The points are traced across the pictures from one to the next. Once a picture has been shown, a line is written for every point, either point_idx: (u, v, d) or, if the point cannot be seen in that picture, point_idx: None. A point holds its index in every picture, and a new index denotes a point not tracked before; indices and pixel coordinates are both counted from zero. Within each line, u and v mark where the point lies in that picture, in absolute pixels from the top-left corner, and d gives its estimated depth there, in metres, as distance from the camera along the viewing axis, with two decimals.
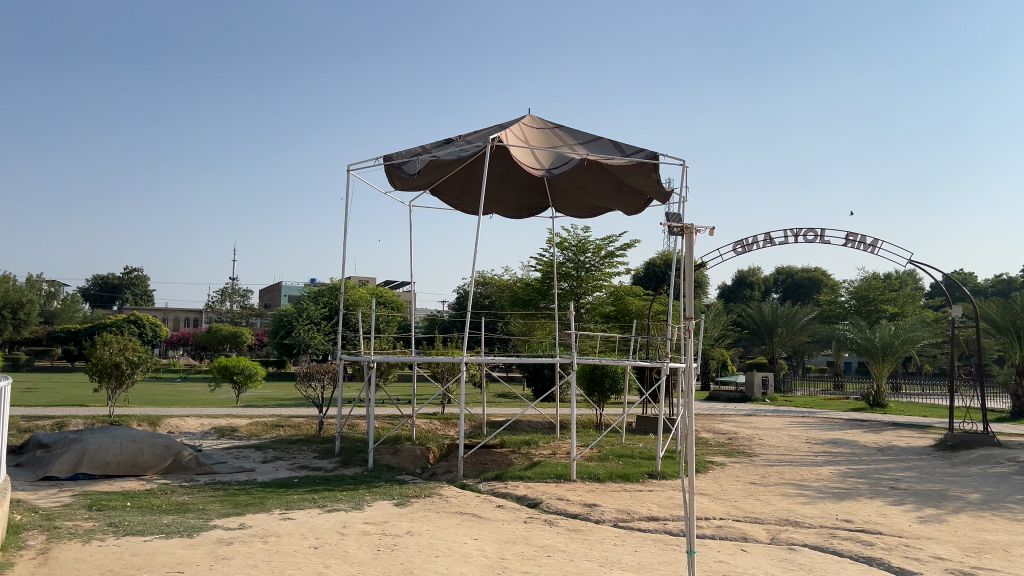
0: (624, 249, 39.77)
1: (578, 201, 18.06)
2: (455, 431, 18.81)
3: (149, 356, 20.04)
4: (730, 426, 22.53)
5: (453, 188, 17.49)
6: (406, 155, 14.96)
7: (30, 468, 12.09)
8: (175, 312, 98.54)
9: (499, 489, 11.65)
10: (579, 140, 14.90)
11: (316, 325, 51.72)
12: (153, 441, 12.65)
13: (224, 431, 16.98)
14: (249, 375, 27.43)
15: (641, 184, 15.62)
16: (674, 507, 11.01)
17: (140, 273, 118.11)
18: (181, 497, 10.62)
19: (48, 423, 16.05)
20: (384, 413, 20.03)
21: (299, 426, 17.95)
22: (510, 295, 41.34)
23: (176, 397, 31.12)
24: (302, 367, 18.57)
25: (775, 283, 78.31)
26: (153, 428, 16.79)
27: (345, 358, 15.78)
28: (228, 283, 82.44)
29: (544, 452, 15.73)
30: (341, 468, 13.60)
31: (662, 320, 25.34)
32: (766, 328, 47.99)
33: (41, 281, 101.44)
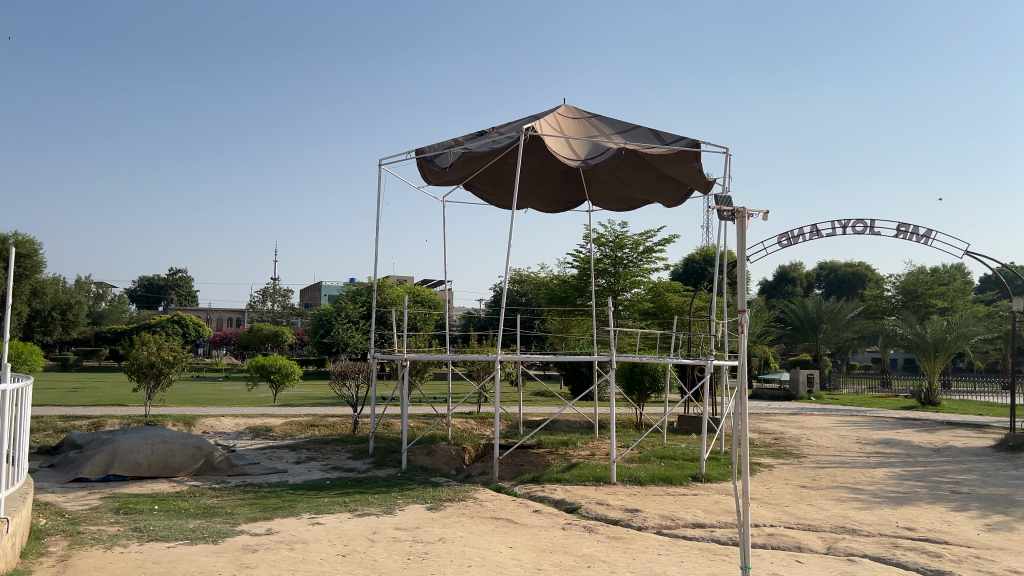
0: (664, 245, 39.04)
1: (615, 193, 17.54)
2: (491, 430, 18.40)
3: (186, 356, 19.99)
4: (776, 425, 21.77)
5: (487, 182, 17.09)
6: (438, 149, 14.58)
7: (62, 469, 11.96)
8: (219, 312, 100.01)
9: (536, 493, 11.19)
10: (616, 129, 14.38)
11: (355, 324, 51.82)
12: (185, 442, 12.44)
13: (258, 430, 16.78)
14: (286, 374, 27.35)
15: (682, 173, 15.05)
16: (721, 512, 10.44)
17: (184, 274, 120.14)
18: (210, 500, 10.36)
19: (85, 423, 16.02)
20: (419, 412, 19.70)
21: (333, 425, 17.68)
22: (547, 292, 40.84)
23: (216, 396, 31.21)
24: (335, 365, 18.28)
25: (818, 279, 76.60)
26: (188, 428, 16.67)
27: (379, 356, 15.42)
28: (269, 283, 83.35)
29: (583, 454, 15.23)
30: (374, 469, 13.27)
31: (704, 316, 24.64)
32: (810, 324, 46.77)
33: (89, 283, 103.82)
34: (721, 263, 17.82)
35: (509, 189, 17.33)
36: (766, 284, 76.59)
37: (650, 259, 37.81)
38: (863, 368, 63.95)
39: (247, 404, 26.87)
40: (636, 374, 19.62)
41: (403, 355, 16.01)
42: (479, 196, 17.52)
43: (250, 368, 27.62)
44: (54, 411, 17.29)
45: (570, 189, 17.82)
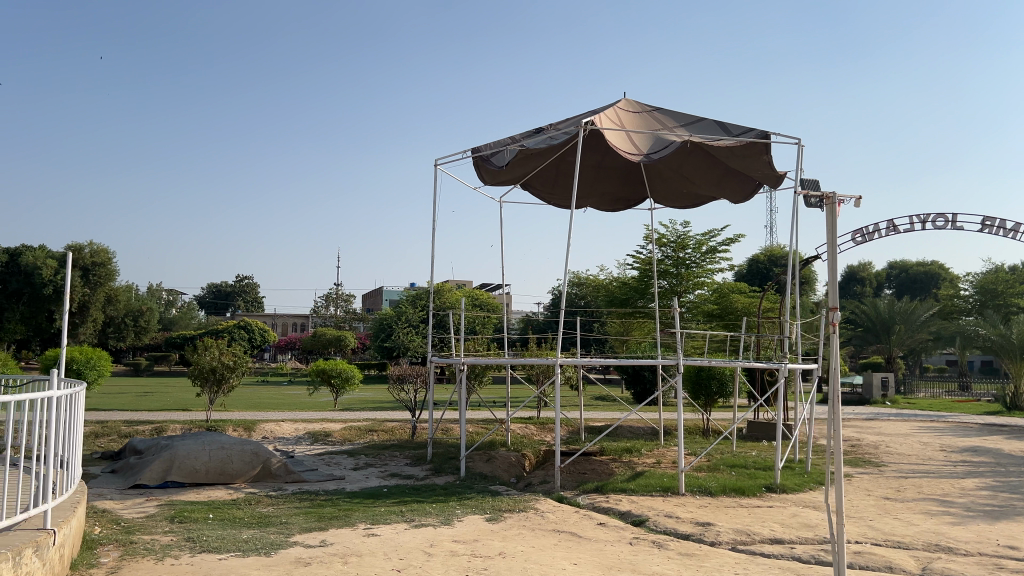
0: (727, 245, 37.99)
1: (678, 189, 16.90)
2: (551, 436, 17.92)
3: (247, 360, 20.08)
4: (851, 431, 20.69)
5: (545, 182, 16.64)
6: (494, 147, 14.19)
7: (122, 475, 11.95)
8: (284, 317, 102.01)
9: (600, 504, 10.66)
10: (681, 122, 13.79)
11: (415, 328, 51.95)
12: (242, 448, 12.31)
13: (317, 436, 16.63)
14: (346, 379, 27.32)
15: (750, 167, 14.34)
16: (800, 527, 9.72)
17: (250, 280, 123.04)
18: (265, 509, 10.14)
19: (148, 428, 16.13)
20: (478, 417, 19.32)
21: (392, 430, 17.42)
22: (608, 295, 40.12)
23: (278, 400, 31.48)
24: (393, 369, 18.02)
25: (888, 278, 73.81)
26: (248, 433, 16.64)
27: (436, 361, 15.09)
28: (332, 288, 84.56)
29: (649, 462, 14.59)
30: (432, 476, 12.90)
31: (773, 317, 23.65)
32: (882, 325, 44.89)
33: (161, 290, 107.21)
34: (795, 264, 16.83)
35: (568, 187, 16.84)
36: (835, 284, 74.15)
37: (713, 259, 36.80)
38: (939, 370, 61.26)
39: (308, 408, 26.97)
40: (701, 378, 18.91)
41: (461, 359, 15.65)
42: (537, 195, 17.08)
43: (311, 372, 27.72)
44: (120, 416, 17.52)
45: (631, 186, 17.24)
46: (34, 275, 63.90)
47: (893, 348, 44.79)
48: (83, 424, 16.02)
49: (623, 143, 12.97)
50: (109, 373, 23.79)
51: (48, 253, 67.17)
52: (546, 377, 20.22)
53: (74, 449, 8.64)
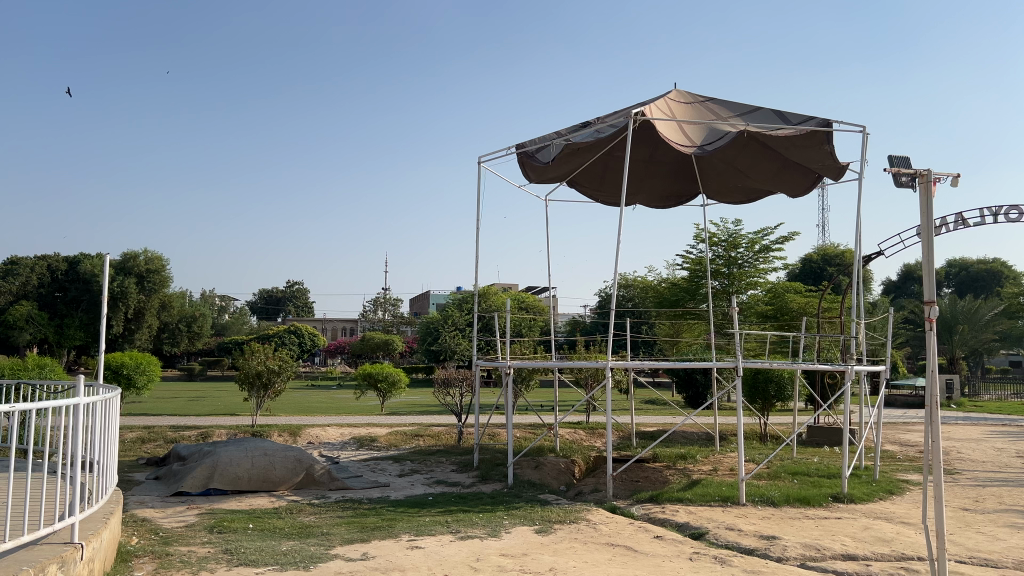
0: (781, 243, 36.93)
1: (732, 183, 16.24)
2: (601, 442, 17.35)
3: (293, 364, 19.94)
4: (918, 437, 19.62)
5: (593, 178, 16.11)
6: (540, 143, 13.73)
7: (165, 482, 11.77)
8: (334, 322, 103.00)
9: (656, 515, 10.07)
10: (735, 112, 13.17)
11: (462, 331, 51.71)
12: (285, 454, 12.04)
13: (362, 441, 16.34)
14: (392, 383, 27.07)
15: (810, 158, 13.63)
16: (874, 542, 9.00)
17: (300, 286, 124.77)
18: (307, 518, 9.80)
19: (194, 433, 16.02)
20: (526, 422, 18.83)
21: (438, 435, 17.02)
22: (657, 297, 39.31)
23: (326, 405, 31.47)
24: (437, 373, 17.66)
25: (947, 277, 71.24)
26: (293, 438, 16.44)
27: (482, 365, 14.68)
28: (380, 293, 85.06)
29: (705, 470, 13.93)
30: (479, 483, 12.43)
31: (832, 317, 22.69)
32: (943, 326, 43.10)
33: (214, 296, 109.37)
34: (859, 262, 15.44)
35: (616, 184, 16.30)
36: (892, 283, 71.90)
37: (766, 258, 35.79)
38: (1004, 373, 58.71)
39: (355, 413, 26.83)
40: (757, 381, 18.15)
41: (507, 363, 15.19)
42: (584, 193, 16.56)
43: (358, 377, 27.60)
44: (167, 421, 17.52)
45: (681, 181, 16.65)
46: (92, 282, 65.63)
47: (956, 350, 42.95)
48: (130, 429, 16.00)
49: (676, 136, 12.44)
50: (159, 378, 23.93)
51: (105, 261, 68.94)
52: (595, 381, 19.65)
53: (110, 456, 8.57)
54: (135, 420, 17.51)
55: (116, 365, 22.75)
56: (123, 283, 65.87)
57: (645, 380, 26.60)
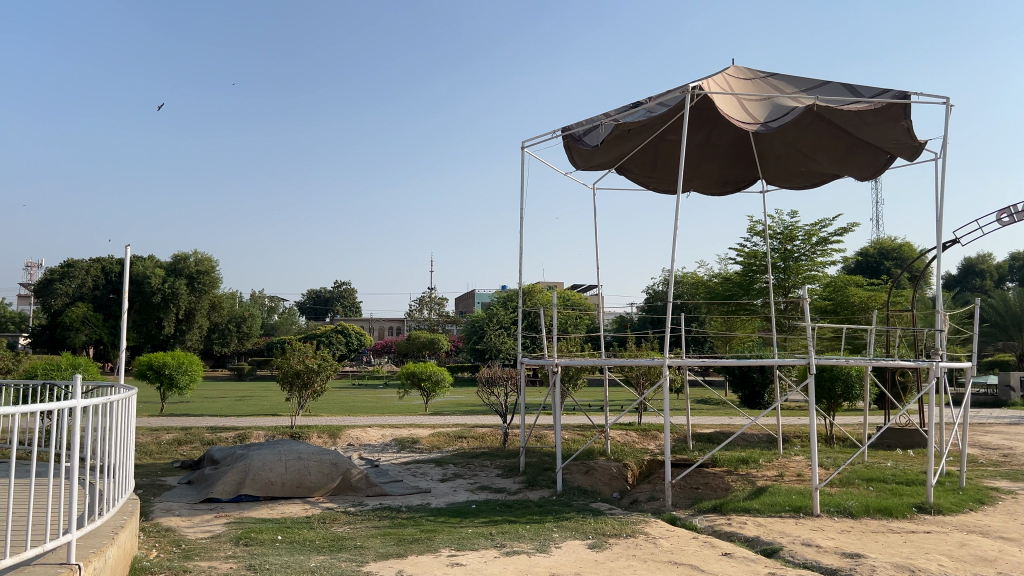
0: (840, 235, 35.49)
1: (795, 166, 15.12)
2: (655, 446, 16.38)
3: (333, 362, 19.30)
4: (1000, 439, 18.17)
5: (644, 165, 15.19)
6: (587, 125, 12.85)
7: (197, 487, 11.21)
8: (380, 322, 103.28)
9: (721, 528, 9.11)
10: (800, 87, 12.11)
11: (507, 330, 51.00)
12: (320, 458, 11.36)
13: (404, 443, 15.63)
14: (436, 382, 26.40)
15: (884, 135, 12.48)
16: (975, 562, 7.91)
17: (347, 286, 125.60)
18: (341, 529, 9.06)
19: (231, 434, 15.53)
20: (574, 423, 17.93)
21: (482, 437, 16.21)
22: (709, 293, 37.99)
23: (371, 404, 30.99)
24: (481, 371, 16.88)
25: (1012, 271, 68.17)
26: (333, 440, 15.82)
27: (526, 363, 13.84)
28: (425, 292, 84.95)
29: (770, 477, 12.87)
30: (526, 490, 11.58)
31: (900, 311, 21.31)
32: (1013, 321, 40.90)
33: (263, 297, 110.85)
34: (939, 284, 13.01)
35: (669, 170, 15.35)
36: (953, 278, 69.13)
37: (824, 251, 34.32)
38: None
39: (399, 412, 26.23)
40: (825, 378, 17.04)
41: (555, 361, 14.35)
42: (634, 181, 15.64)
43: (401, 376, 27.02)
44: (206, 422, 17.10)
45: (738, 164, 15.68)
46: (144, 283, 66.71)
47: None
48: (167, 431, 15.57)
49: (738, 113, 11.46)
50: (201, 377, 23.63)
51: (157, 263, 70.05)
52: (648, 379, 18.67)
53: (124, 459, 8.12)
54: (174, 421, 17.14)
55: (159, 365, 22.52)
56: (173, 285, 66.84)
57: (699, 379, 25.49)
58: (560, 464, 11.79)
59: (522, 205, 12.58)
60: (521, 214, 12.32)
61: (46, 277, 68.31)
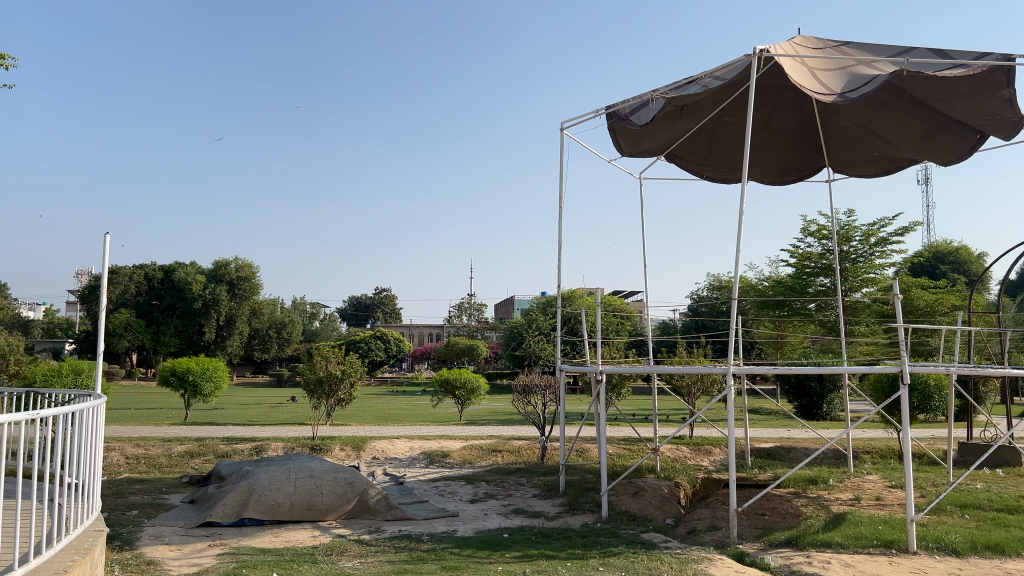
0: (900, 235, 33.46)
1: (868, 149, 13.48)
2: (709, 463, 14.87)
3: (359, 368, 18.07)
4: None
5: (698, 150, 13.79)
6: (636, 106, 11.50)
7: (199, 508, 10.04)
8: (420, 329, 102.67)
9: (801, 569, 7.59)
10: (881, 53, 10.54)
11: (547, 336, 49.60)
12: (334, 477, 10.08)
13: (433, 456, 14.32)
14: (471, 390, 25.14)
15: (979, 108, 10.81)
16: None
17: (388, 292, 125.40)
18: (349, 563, 7.76)
19: (248, 446, 14.41)
20: (619, 436, 16.47)
21: (518, 450, 14.82)
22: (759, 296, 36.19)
23: (404, 412, 29.85)
24: (518, 379, 15.55)
25: None
26: (356, 453, 14.57)
27: (563, 369, 12.38)
28: (465, 298, 84.01)
29: (845, 501, 11.24)
30: (566, 515, 10.16)
31: (977, 314, 19.45)
32: None
33: (305, 303, 111.25)
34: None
35: (725, 156, 13.91)
36: None
37: (883, 252, 32.36)
38: None
39: (433, 421, 25.03)
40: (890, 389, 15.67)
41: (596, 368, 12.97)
42: (685, 168, 14.25)
43: (435, 384, 25.84)
44: (224, 432, 16.04)
45: (803, 150, 14.16)
46: (186, 290, 66.91)
47: None
48: (180, 443, 14.51)
49: (811, 84, 9.95)
50: (226, 384, 22.65)
51: (198, 269, 70.32)
52: (702, 390, 17.08)
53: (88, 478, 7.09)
54: (191, 431, 16.11)
55: (182, 371, 21.60)
56: (214, 291, 66.83)
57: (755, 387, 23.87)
58: (605, 482, 10.38)
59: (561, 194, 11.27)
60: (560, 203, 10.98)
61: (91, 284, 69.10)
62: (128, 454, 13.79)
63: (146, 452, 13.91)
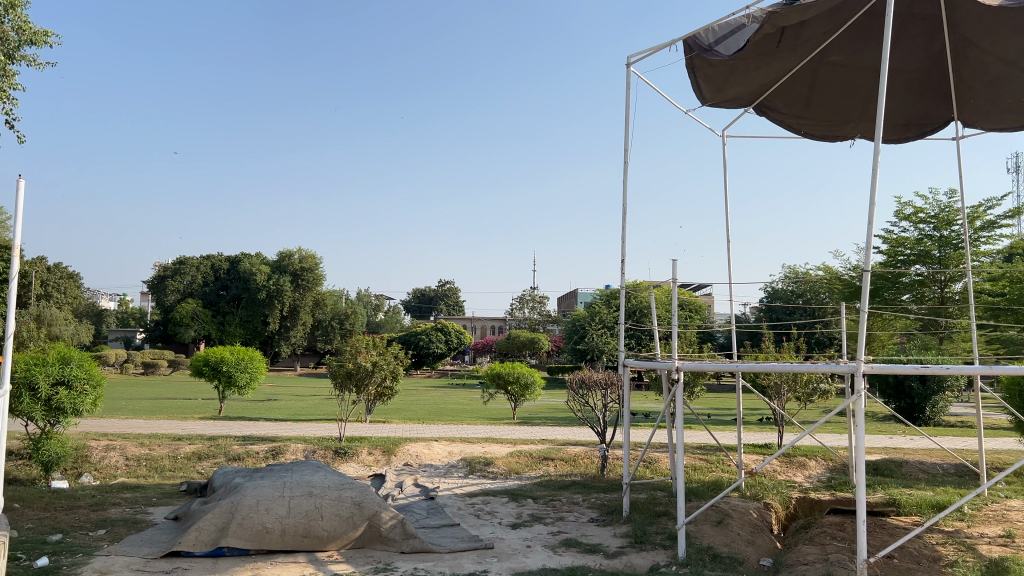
0: (1010, 218, 29.75)
1: (1011, 95, 10.78)
2: (803, 480, 12.44)
3: (393, 361, 16.06)
4: None
5: (793, 99, 11.40)
6: (724, 33, 9.33)
7: (177, 529, 8.18)
8: (482, 322, 101.09)
9: None
10: None
11: (610, 329, 47.17)
12: (338, 496, 8.06)
13: (474, 464, 12.21)
14: (526, 386, 23.02)
15: None
16: None
17: (450, 285, 124.02)
18: None
19: (263, 448, 12.61)
20: (694, 442, 14.06)
21: (575, 459, 12.61)
22: (846, 288, 32.85)
23: (457, 408, 27.86)
24: (575, 372, 13.23)
25: None
26: (386, 457, 12.53)
27: (627, 364, 9.92)
28: (527, 291, 81.98)
29: (994, 540, 8.68)
30: (631, 551, 7.93)
31: None
32: None
33: (368, 295, 111.30)
34: None
35: (827, 105, 11.48)
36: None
37: (990, 237, 28.80)
38: None
39: (484, 419, 22.98)
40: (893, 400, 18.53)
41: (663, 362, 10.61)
42: (777, 122, 11.86)
43: (487, 378, 23.81)
44: (246, 431, 14.33)
45: (926, 98, 11.54)
46: (251, 280, 66.81)
47: None
48: (188, 443, 12.78)
49: None
50: (263, 376, 21.06)
51: (263, 261, 70.11)
52: (793, 389, 14.46)
53: None
54: (210, 429, 14.44)
55: (216, 362, 20.08)
56: (278, 281, 66.21)
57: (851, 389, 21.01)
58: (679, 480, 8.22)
59: (625, 147, 9.08)
60: (626, 159, 8.81)
61: (159, 274, 69.89)
62: (129, 454, 12.14)
63: (150, 453, 12.22)
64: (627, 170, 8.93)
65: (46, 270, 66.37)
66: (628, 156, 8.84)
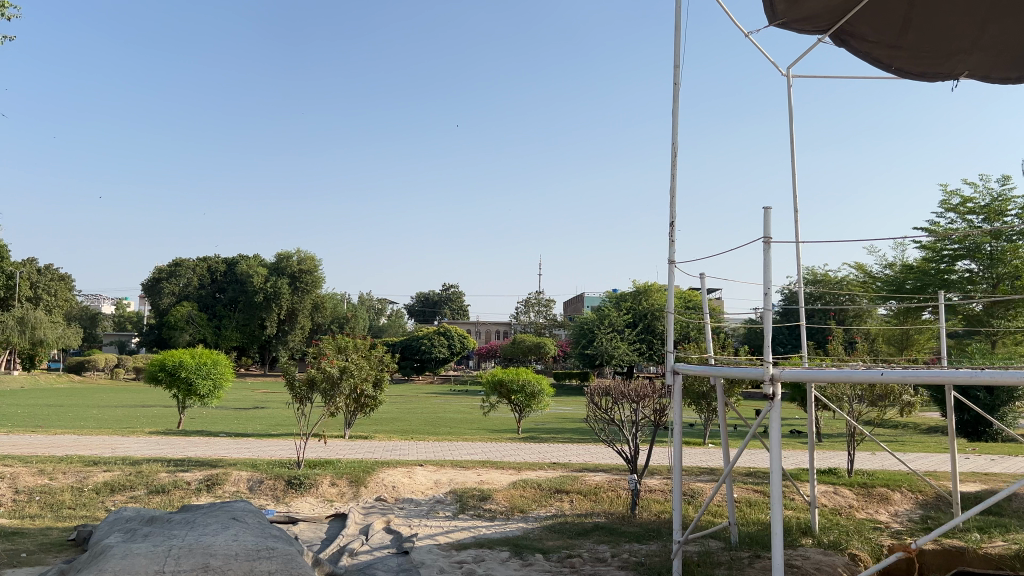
0: None
1: None
2: (892, 520, 9.65)
3: (355, 366, 12.93)
4: None
5: (884, 24, 8.65)
6: None
7: None
8: (487, 326, 98.30)
9: None
10: None
11: (620, 334, 44.33)
12: None
13: (466, 500, 9.43)
14: (532, 395, 20.33)
15: None
16: None
17: (454, 288, 120.90)
18: None
19: (199, 478, 9.86)
20: (743, 473, 11.26)
21: (597, 492, 9.83)
22: (884, 287, 29.80)
23: (456, 418, 25.11)
24: (597, 382, 10.45)
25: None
26: (354, 489, 9.76)
27: (678, 369, 6.87)
28: (533, 294, 79.20)
29: None
30: None
31: None
32: None
33: (370, 299, 108.79)
34: None
35: (928, 33, 8.74)
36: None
37: None
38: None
39: (485, 432, 20.21)
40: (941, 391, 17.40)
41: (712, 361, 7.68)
42: (862, 55, 9.16)
43: (487, 386, 21.02)
44: (187, 454, 11.56)
45: None
46: (248, 282, 64.14)
47: None
48: (104, 471, 10.02)
49: None
50: (229, 383, 18.40)
51: (260, 262, 67.47)
52: (868, 401, 11.53)
53: None
54: (145, 451, 11.66)
55: (173, 366, 17.30)
56: (276, 284, 63.49)
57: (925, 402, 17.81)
58: (772, 405, 5.27)
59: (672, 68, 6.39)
60: (677, 83, 6.07)
61: (154, 276, 67.25)
62: (20, 485, 9.39)
63: (48, 484, 9.50)
64: (678, 100, 6.20)
65: (35, 271, 63.67)
66: (679, 77, 6.12)
